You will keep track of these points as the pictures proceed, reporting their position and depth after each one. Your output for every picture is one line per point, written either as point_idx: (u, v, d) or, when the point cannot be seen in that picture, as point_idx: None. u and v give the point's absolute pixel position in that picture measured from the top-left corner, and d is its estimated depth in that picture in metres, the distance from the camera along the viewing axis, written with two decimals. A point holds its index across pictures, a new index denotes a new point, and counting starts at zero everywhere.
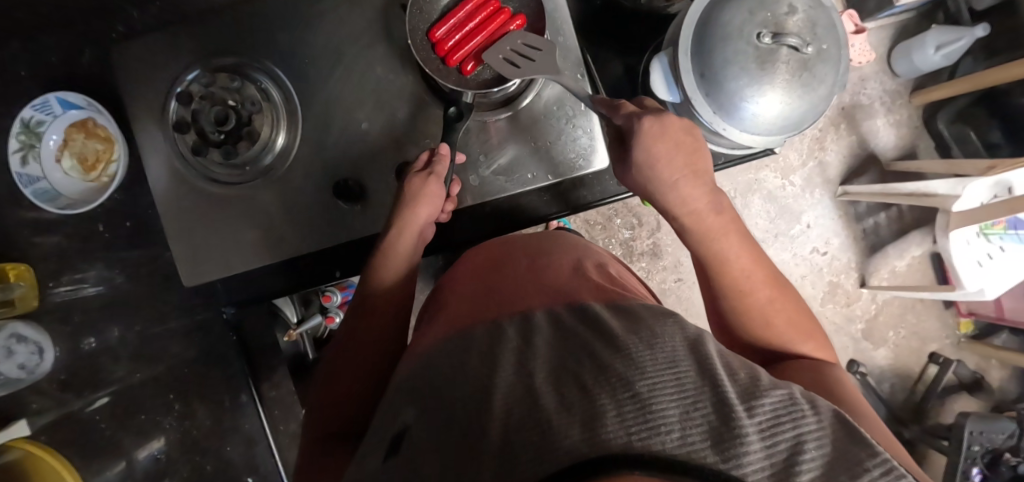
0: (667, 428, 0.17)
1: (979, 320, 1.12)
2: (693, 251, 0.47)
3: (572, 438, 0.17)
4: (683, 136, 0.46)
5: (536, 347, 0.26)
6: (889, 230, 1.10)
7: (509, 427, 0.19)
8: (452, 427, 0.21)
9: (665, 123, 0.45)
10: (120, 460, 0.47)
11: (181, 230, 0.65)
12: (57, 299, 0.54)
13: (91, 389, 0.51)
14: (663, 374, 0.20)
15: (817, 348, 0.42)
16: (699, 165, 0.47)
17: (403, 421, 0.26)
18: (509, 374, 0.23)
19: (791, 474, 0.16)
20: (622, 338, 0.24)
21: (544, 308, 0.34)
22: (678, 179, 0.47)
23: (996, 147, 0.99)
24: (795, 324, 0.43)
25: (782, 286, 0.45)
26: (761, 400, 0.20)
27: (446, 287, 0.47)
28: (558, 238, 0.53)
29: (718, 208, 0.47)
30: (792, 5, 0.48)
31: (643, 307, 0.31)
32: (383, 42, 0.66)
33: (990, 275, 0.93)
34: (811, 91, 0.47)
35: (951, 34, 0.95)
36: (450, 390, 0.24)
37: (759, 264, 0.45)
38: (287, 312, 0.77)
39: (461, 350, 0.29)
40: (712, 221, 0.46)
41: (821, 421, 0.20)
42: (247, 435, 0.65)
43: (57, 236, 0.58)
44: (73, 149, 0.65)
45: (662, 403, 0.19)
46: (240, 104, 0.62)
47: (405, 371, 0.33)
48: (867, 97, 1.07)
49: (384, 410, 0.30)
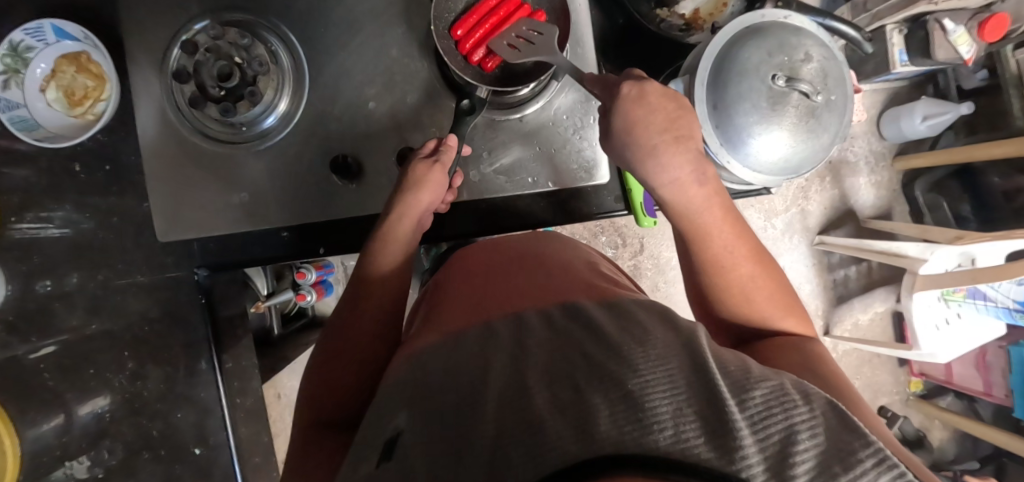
0: (660, 425, 0.18)
1: (929, 381, 1.17)
2: (676, 230, 0.46)
3: (565, 438, 0.17)
4: (666, 102, 0.45)
5: (531, 351, 0.27)
6: (857, 284, 1.15)
7: (503, 432, 0.19)
8: (448, 430, 0.22)
9: (645, 88, 0.45)
10: (60, 412, 0.47)
11: (165, 182, 0.63)
12: (18, 236, 0.51)
13: (39, 335, 0.48)
14: (655, 374, 0.22)
15: (797, 323, 0.43)
16: (682, 129, 0.45)
17: (396, 425, 0.26)
18: (503, 384, 0.23)
19: (787, 464, 0.17)
20: (618, 345, 0.25)
21: (537, 309, 0.34)
22: (658, 144, 0.44)
23: (965, 220, 1.05)
24: (774, 299, 0.43)
25: (764, 259, 0.45)
26: (751, 394, 0.21)
27: (443, 283, 0.47)
28: (554, 238, 0.53)
29: (703, 180, 0.44)
30: (808, 53, 0.50)
31: (638, 307, 0.32)
32: (401, 25, 0.65)
33: (945, 339, 0.98)
34: (812, 138, 0.50)
35: (938, 108, 1.01)
36: (446, 394, 0.25)
37: (743, 239, 0.44)
38: (257, 282, 0.80)
39: (455, 355, 0.30)
40: (696, 195, 0.44)
41: (813, 411, 0.20)
42: (203, 406, 0.62)
43: (26, 170, 0.54)
44: (61, 81, 0.61)
45: (654, 401, 0.19)
46: (246, 63, 0.59)
47: (397, 374, 0.32)
48: (854, 155, 1.11)
49: (377, 411, 0.30)
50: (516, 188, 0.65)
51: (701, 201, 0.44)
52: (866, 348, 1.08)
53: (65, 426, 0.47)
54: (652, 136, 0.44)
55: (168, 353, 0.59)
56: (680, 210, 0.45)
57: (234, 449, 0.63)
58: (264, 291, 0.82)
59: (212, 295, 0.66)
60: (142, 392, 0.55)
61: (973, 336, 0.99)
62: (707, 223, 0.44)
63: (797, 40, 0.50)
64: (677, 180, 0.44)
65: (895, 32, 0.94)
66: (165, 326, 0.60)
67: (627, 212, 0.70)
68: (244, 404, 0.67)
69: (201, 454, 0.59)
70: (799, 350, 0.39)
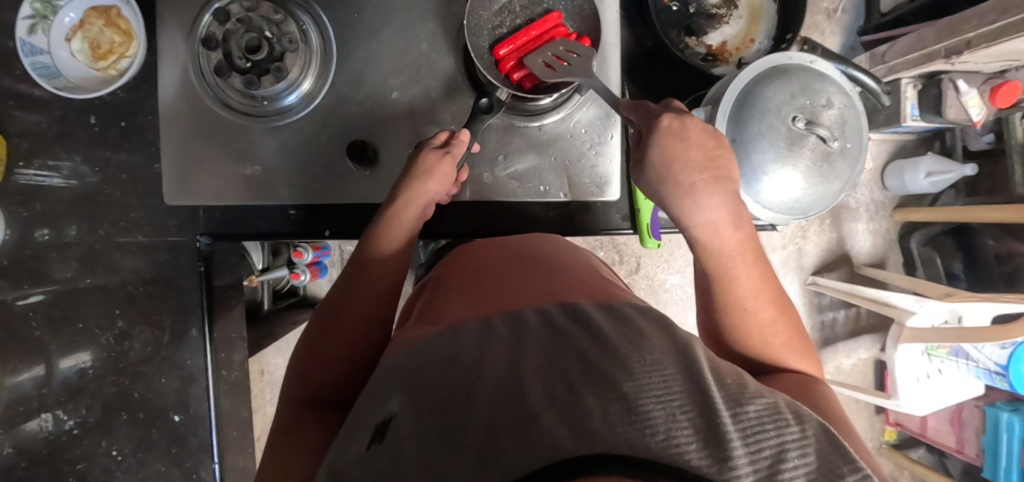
0: (653, 428, 0.18)
1: (903, 431, 1.19)
2: (703, 272, 0.47)
3: (560, 432, 0.17)
4: (705, 138, 0.46)
5: (528, 346, 0.27)
6: (844, 328, 1.16)
7: (496, 423, 0.20)
8: (441, 415, 0.22)
9: (685, 123, 0.46)
10: (40, 363, 0.48)
11: (177, 145, 0.63)
12: (21, 183, 0.51)
13: (30, 283, 0.49)
14: (650, 378, 0.22)
15: (810, 368, 0.44)
16: (721, 169, 0.46)
17: (389, 409, 0.25)
18: (498, 376, 0.24)
19: (776, 479, 0.17)
20: (615, 346, 0.25)
21: (535, 307, 0.34)
22: (695, 183, 0.45)
23: (956, 277, 1.07)
24: (792, 346, 0.44)
25: (787, 308, 0.45)
26: (746, 408, 0.22)
27: (444, 276, 0.47)
28: (555, 241, 0.53)
29: (736, 223, 0.46)
30: (830, 100, 0.51)
31: (634, 312, 0.33)
32: (434, 20, 0.66)
33: (925, 392, 1.00)
34: (825, 183, 0.51)
35: (943, 165, 1.03)
36: (440, 379, 0.25)
37: (767, 285, 0.45)
38: (254, 256, 0.80)
39: (449, 344, 0.30)
40: (729, 237, 0.45)
41: (804, 431, 0.21)
42: (188, 373, 0.61)
43: (39, 116, 0.54)
44: (87, 34, 0.60)
45: (648, 405, 0.20)
46: (276, 38, 0.60)
47: (391, 362, 0.32)
48: (855, 201, 1.13)
49: (370, 397, 0.29)
50: (527, 194, 0.65)
51: (734, 245, 0.45)
52: (847, 393, 1.09)
53: (45, 378, 0.48)
54: (689, 175, 0.45)
55: (157, 316, 0.59)
56: (711, 252, 0.46)
57: (213, 420, 0.61)
58: (258, 266, 0.82)
59: (211, 262, 0.64)
60: (127, 352, 0.55)
61: (953, 391, 1.00)
62: (734, 267, 0.45)
63: (821, 86, 0.51)
64: (711, 222, 0.45)
65: (910, 86, 0.95)
66: (161, 288, 0.60)
67: (632, 232, 0.70)
68: (230, 377, 0.66)
69: (180, 421, 0.59)
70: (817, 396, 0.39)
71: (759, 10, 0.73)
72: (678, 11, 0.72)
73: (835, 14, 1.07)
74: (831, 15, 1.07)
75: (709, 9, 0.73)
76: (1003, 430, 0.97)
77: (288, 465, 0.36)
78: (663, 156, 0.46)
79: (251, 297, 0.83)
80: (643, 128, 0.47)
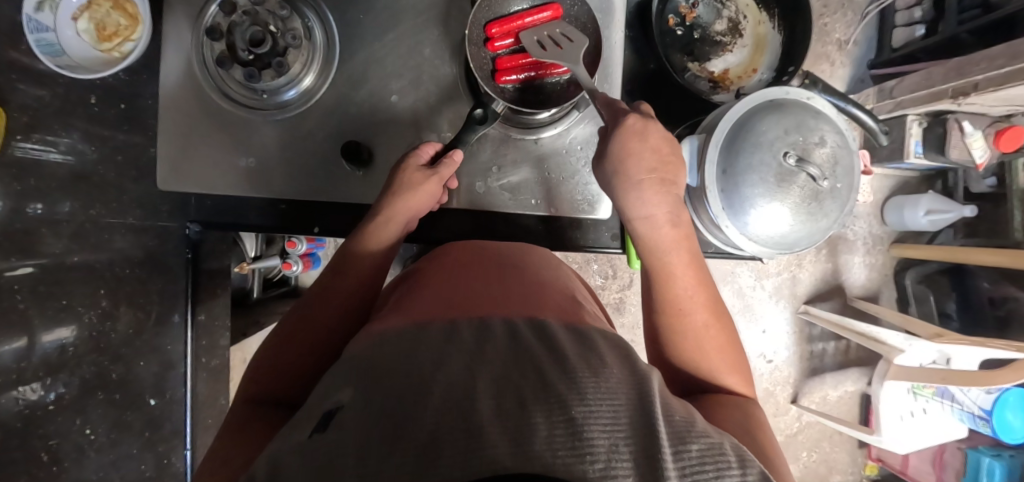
0: (593, 457, 0.18)
1: (884, 467, 1.19)
2: (645, 268, 0.48)
3: (500, 447, 0.17)
4: (661, 144, 0.49)
5: (487, 357, 0.27)
6: (833, 360, 1.16)
7: (440, 427, 0.19)
8: (387, 410, 0.21)
9: (648, 124, 0.48)
10: (23, 336, 0.47)
11: (177, 131, 0.63)
12: (18, 154, 0.51)
13: (19, 255, 0.49)
14: (601, 406, 0.22)
15: (739, 379, 0.43)
16: (668, 174, 0.49)
17: (338, 398, 0.24)
18: (452, 381, 0.23)
19: None
20: (572, 368, 0.25)
21: (499, 318, 0.34)
22: (643, 180, 0.48)
23: (948, 317, 1.06)
24: (725, 355, 0.44)
25: (721, 316, 0.46)
26: (689, 446, 0.21)
27: (421, 275, 0.47)
28: (534, 252, 0.54)
29: (675, 222, 0.48)
30: (823, 138, 0.52)
31: (599, 337, 0.33)
32: (439, 28, 0.66)
33: (908, 430, 0.99)
34: (814, 219, 0.51)
35: (943, 205, 1.02)
36: (394, 377, 0.25)
37: (704, 289, 0.46)
38: (246, 245, 0.81)
39: (411, 344, 0.29)
40: (665, 232, 0.47)
41: (745, 476, 0.21)
42: (167, 358, 0.62)
43: (43, 90, 0.55)
44: (94, 15, 0.62)
45: (593, 432, 0.20)
46: (280, 33, 0.60)
47: (351, 352, 0.32)
48: (853, 233, 1.12)
49: (325, 383, 0.28)
50: (519, 207, 0.66)
51: (671, 241, 0.47)
52: (829, 424, 1.09)
53: (26, 352, 0.47)
54: (637, 172, 0.48)
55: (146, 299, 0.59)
56: (652, 246, 0.48)
57: (189, 406, 0.63)
58: (251, 254, 0.83)
59: (198, 250, 0.65)
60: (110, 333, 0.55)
61: (936, 430, 1.00)
62: (671, 263, 0.47)
63: (815, 123, 0.52)
64: (649, 216, 0.48)
65: (916, 123, 0.95)
66: (148, 272, 0.60)
67: (620, 251, 0.71)
68: (210, 364, 0.67)
69: (156, 405, 0.59)
70: (737, 408, 0.39)
71: (763, 41, 0.73)
72: (682, 36, 0.73)
73: (846, 46, 1.05)
74: (842, 46, 1.05)
75: (714, 36, 0.74)
76: (984, 474, 0.97)
77: (229, 451, 0.35)
78: (621, 153, 0.48)
79: (240, 283, 0.84)
80: (609, 121, 0.50)
